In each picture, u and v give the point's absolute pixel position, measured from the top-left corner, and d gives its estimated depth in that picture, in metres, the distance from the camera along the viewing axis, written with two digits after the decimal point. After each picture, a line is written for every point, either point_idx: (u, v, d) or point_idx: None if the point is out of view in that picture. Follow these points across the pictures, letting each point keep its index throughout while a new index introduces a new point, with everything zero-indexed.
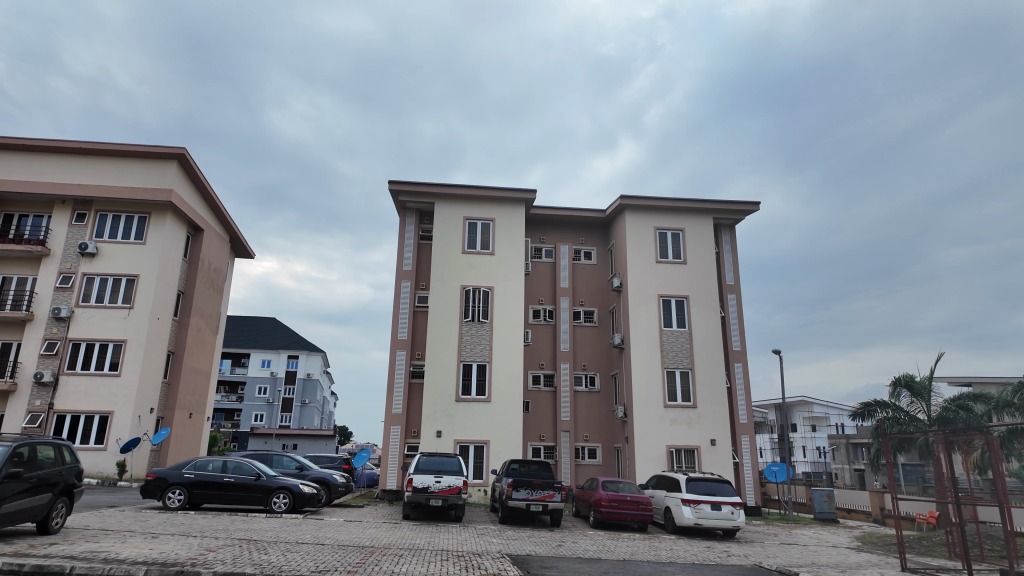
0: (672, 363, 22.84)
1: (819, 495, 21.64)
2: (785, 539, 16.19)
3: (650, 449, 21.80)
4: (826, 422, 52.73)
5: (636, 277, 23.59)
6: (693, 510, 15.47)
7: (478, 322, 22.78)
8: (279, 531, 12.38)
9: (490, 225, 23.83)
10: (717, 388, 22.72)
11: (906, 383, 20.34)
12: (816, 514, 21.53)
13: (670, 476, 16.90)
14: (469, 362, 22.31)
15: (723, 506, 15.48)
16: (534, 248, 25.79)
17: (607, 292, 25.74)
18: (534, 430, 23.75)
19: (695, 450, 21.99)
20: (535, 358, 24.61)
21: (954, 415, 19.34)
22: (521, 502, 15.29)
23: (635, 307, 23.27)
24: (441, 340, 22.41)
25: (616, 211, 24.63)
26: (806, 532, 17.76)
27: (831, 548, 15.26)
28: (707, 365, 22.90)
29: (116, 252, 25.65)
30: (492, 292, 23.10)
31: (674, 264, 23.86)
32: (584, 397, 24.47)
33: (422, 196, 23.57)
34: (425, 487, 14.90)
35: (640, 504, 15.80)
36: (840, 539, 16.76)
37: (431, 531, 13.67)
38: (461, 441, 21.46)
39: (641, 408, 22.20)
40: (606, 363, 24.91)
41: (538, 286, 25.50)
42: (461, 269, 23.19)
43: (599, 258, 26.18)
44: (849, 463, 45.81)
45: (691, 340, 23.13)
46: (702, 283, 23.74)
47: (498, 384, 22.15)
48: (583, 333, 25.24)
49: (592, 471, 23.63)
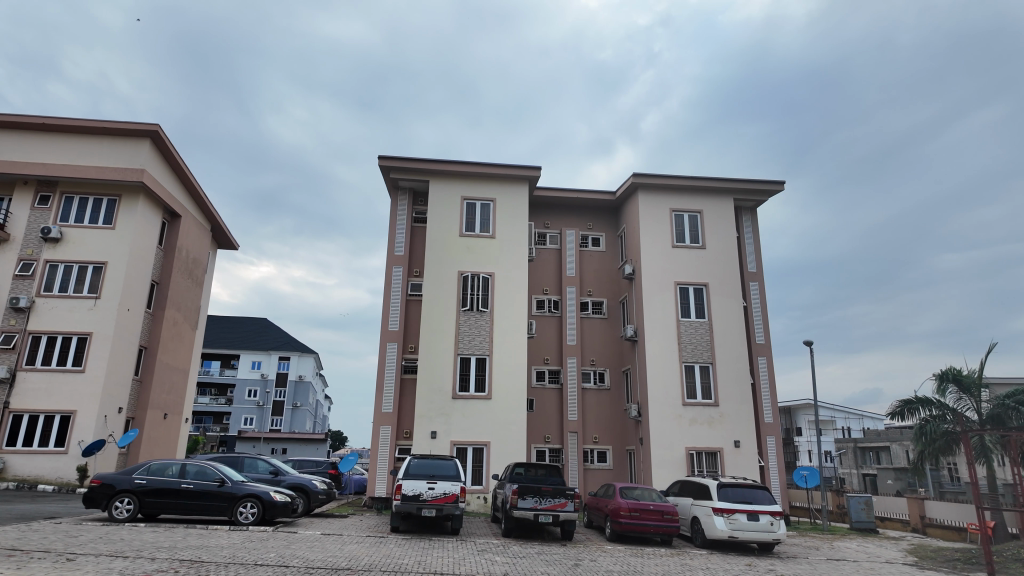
0: (691, 357, 20.77)
1: (855, 503, 19.57)
2: (831, 554, 14.11)
3: (667, 451, 19.72)
4: (832, 426, 50.21)
5: (650, 261, 21.59)
6: (726, 521, 13.38)
7: (477, 311, 20.69)
8: (237, 549, 10.20)
9: (490, 206, 21.82)
10: (740, 384, 20.65)
11: (954, 378, 18.20)
12: (852, 524, 19.48)
13: (697, 481, 14.79)
14: (467, 356, 20.23)
15: (760, 516, 13.39)
16: (538, 234, 23.79)
17: (618, 281, 23.78)
18: (539, 431, 21.70)
19: (716, 452, 19.91)
20: (539, 353, 22.56)
21: (1010, 414, 17.27)
22: (528, 513, 13.15)
23: (649, 296, 21.22)
24: (437, 331, 20.34)
25: (628, 191, 22.67)
26: (849, 545, 15.69)
27: (888, 565, 13.17)
28: (729, 360, 20.86)
29: (82, 237, 23.53)
30: (492, 278, 21.04)
31: (692, 249, 21.87)
32: (593, 395, 22.46)
33: (415, 173, 21.52)
34: (416, 495, 12.76)
35: (665, 513, 13.71)
36: (893, 554, 14.65)
37: (422, 548, 11.55)
38: (459, 442, 19.34)
39: (657, 406, 20.13)
40: (617, 358, 22.91)
41: (541, 275, 23.47)
42: (459, 253, 21.14)
43: (608, 244, 24.20)
44: (857, 467, 43.54)
45: (711, 332, 21.09)
46: (722, 269, 21.73)
47: (499, 379, 20.08)
48: (592, 326, 23.24)
49: (602, 477, 21.59)
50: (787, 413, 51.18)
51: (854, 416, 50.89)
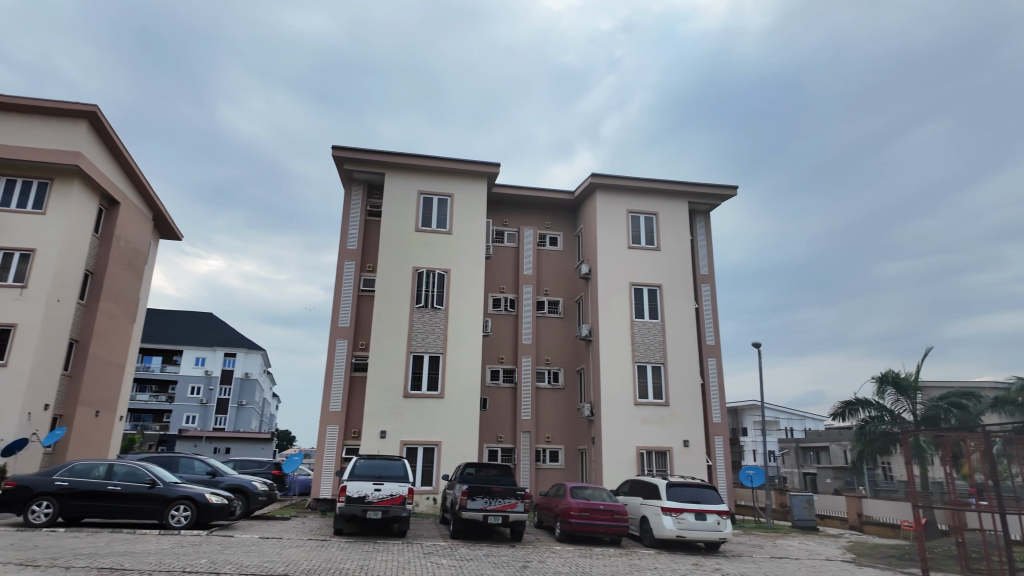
0: (644, 357, 20.92)
1: (798, 501, 20.07)
2: (774, 552, 14.37)
3: (618, 451, 19.80)
4: (776, 427, 51.77)
5: (607, 261, 21.65)
6: (674, 521, 13.45)
7: (431, 308, 20.30)
8: (166, 556, 9.60)
9: (447, 201, 21.46)
10: (691, 385, 20.92)
11: (893, 380, 18.88)
12: (795, 521, 19.97)
13: (647, 481, 14.83)
14: (420, 354, 19.83)
15: (708, 515, 13.51)
16: (495, 232, 23.56)
17: (575, 280, 23.78)
18: (491, 430, 21.48)
19: (666, 452, 20.12)
20: (494, 351, 22.35)
21: (944, 415, 18.00)
22: (477, 513, 12.90)
23: (605, 296, 21.27)
24: (389, 328, 19.86)
25: (586, 190, 22.67)
26: (791, 543, 16.04)
27: (828, 562, 13.46)
28: (681, 361, 21.10)
29: (9, 222, 22.02)
30: (448, 275, 20.69)
31: (647, 250, 22.04)
32: (547, 394, 22.38)
33: (370, 165, 20.96)
34: (361, 496, 12.34)
35: (615, 513, 13.69)
36: (832, 551, 15.05)
37: (366, 551, 11.15)
38: (409, 442, 18.93)
39: (609, 405, 20.19)
40: (572, 358, 22.89)
41: (498, 272, 23.25)
42: (414, 249, 20.70)
43: (566, 244, 24.17)
44: (799, 467, 45.01)
45: (664, 333, 21.29)
46: (676, 271, 21.98)
47: (453, 378, 19.75)
48: (548, 325, 23.16)
49: (553, 476, 21.54)
50: (734, 414, 52.45)
51: (797, 417, 52.62)
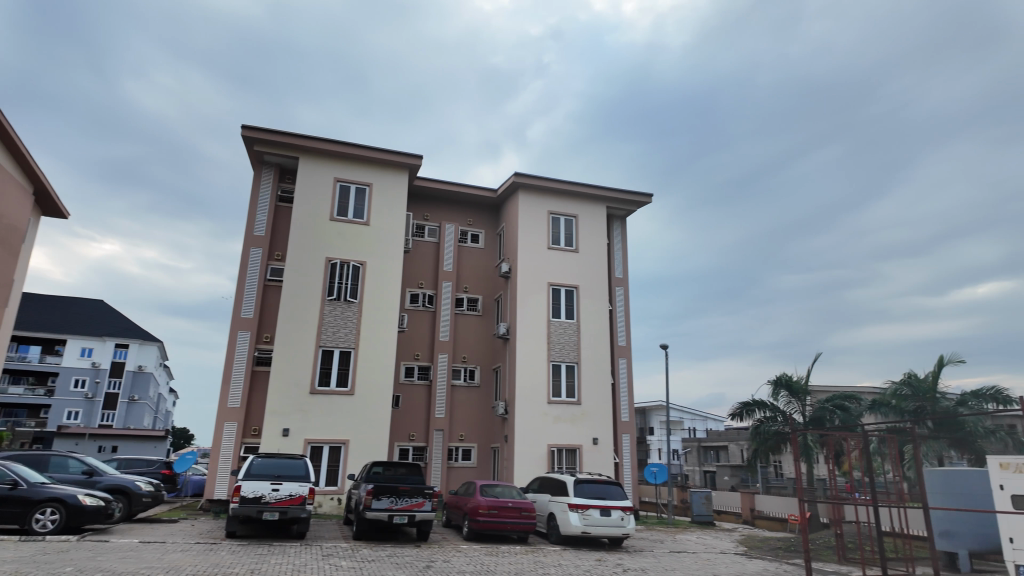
0: (559, 356, 21.17)
1: (697, 497, 20.97)
2: (674, 547, 14.89)
3: (529, 449, 19.91)
4: (681, 427, 54.18)
5: (526, 260, 21.74)
6: (580, 517, 13.64)
7: (344, 301, 19.58)
8: (25, 564, 8.60)
9: (366, 191, 20.81)
10: (602, 384, 21.39)
11: (786, 383, 20.14)
12: (694, 517, 20.86)
13: (555, 478, 14.97)
14: (330, 348, 19.07)
15: (612, 511, 13.81)
16: (415, 226, 23.10)
17: (494, 278, 23.73)
18: (403, 429, 21.01)
19: (576, 450, 20.45)
20: (409, 348, 21.88)
21: (829, 415, 19.35)
22: (382, 513, 12.51)
23: (523, 295, 21.36)
24: (297, 320, 18.97)
25: (508, 189, 22.69)
26: (690, 537, 16.71)
27: (722, 555, 14.10)
28: (594, 360, 21.53)
29: None
30: (363, 267, 20.04)
31: (566, 251, 22.34)
32: (462, 392, 22.17)
33: (284, 149, 19.95)
34: (257, 497, 11.64)
35: (523, 511, 13.70)
36: (727, 545, 15.81)
37: (259, 554, 10.52)
38: (314, 441, 18.17)
39: (522, 404, 20.26)
40: (488, 356, 22.81)
41: (416, 267, 22.80)
42: (328, 239, 19.90)
43: (487, 241, 24.08)
44: (700, 465, 47.33)
45: (579, 333, 21.63)
46: (592, 273, 22.40)
47: (364, 374, 19.14)
48: (465, 322, 22.95)
49: (465, 475, 21.36)
50: (643, 414, 54.34)
51: (700, 418, 55.33)
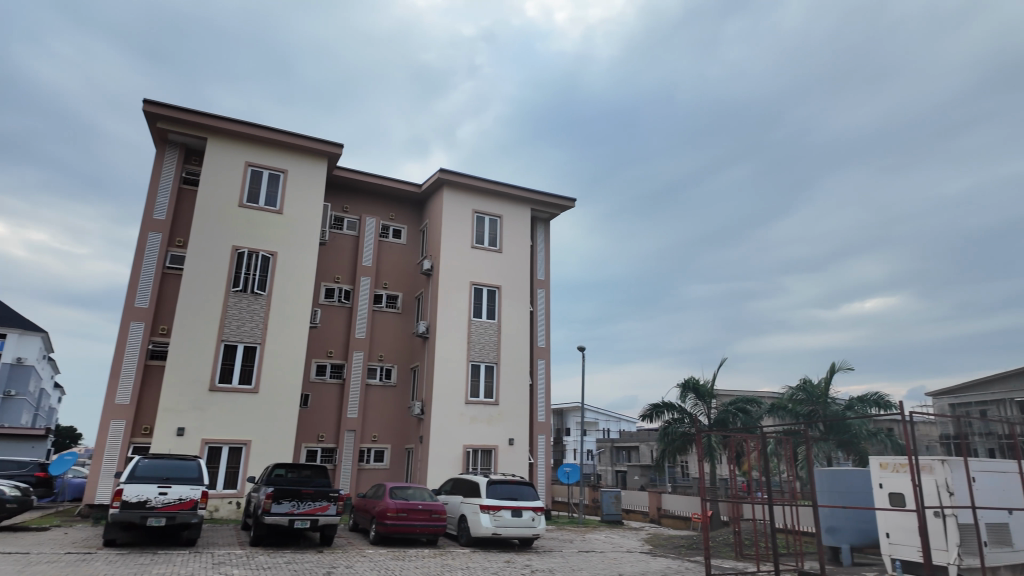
0: (478, 356, 20.99)
1: (608, 497, 21.41)
2: (582, 546, 15.06)
3: (444, 450, 19.62)
4: (595, 427, 55.47)
5: (448, 258, 21.42)
6: (492, 518, 13.50)
7: (252, 293, 18.53)
8: None
9: (280, 179, 19.82)
10: (520, 385, 21.41)
11: (693, 387, 20.92)
12: (604, 516, 21.28)
13: (468, 480, 14.75)
14: (234, 343, 17.97)
15: (524, 512, 13.78)
16: (334, 218, 22.25)
17: (414, 275, 23.23)
18: (312, 429, 20.13)
19: (491, 451, 20.35)
20: (322, 345, 21.02)
21: (732, 418, 20.25)
22: (282, 518, 11.85)
23: (444, 293, 21.03)
24: (198, 312, 17.74)
25: (433, 185, 22.30)
26: (598, 537, 16.98)
27: (628, 554, 14.41)
28: (513, 361, 21.51)
29: None
30: (274, 258, 19.05)
31: (489, 251, 22.22)
32: (376, 391, 21.52)
33: (190, 127, 18.66)
34: (142, 502, 10.69)
35: (433, 513, 13.41)
36: (633, 543, 16.19)
37: (141, 564, 9.66)
38: (213, 441, 17.05)
39: (439, 404, 19.93)
40: (406, 355, 22.29)
41: (333, 261, 21.95)
42: (236, 227, 18.76)
43: (409, 238, 23.56)
44: (612, 465, 48.68)
45: (499, 334, 21.55)
46: (514, 274, 22.42)
47: (270, 371, 18.18)
48: (383, 320, 22.32)
49: (376, 476, 20.75)
50: (560, 415, 55.16)
51: (614, 419, 56.88)
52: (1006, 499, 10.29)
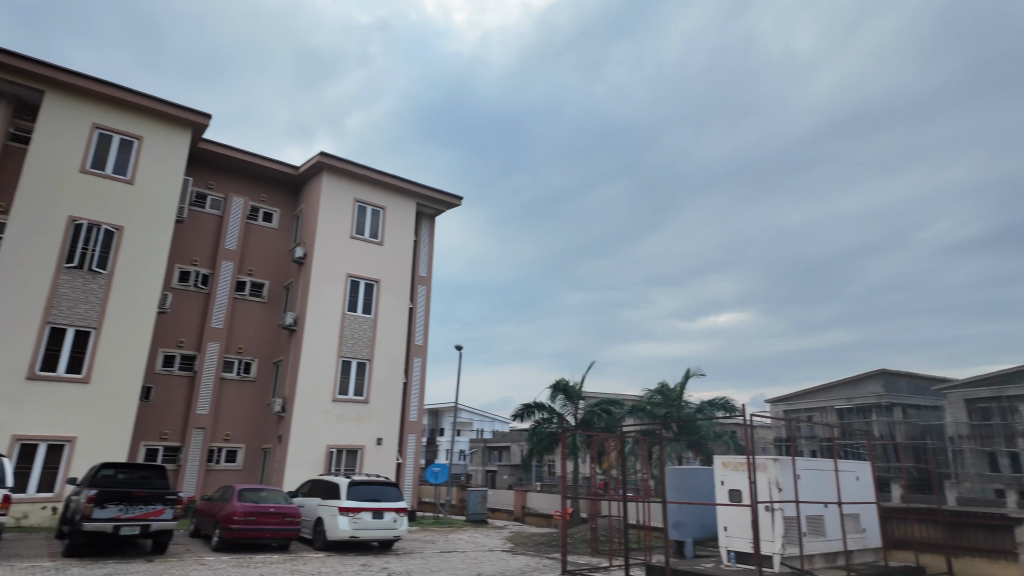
0: (350, 352, 20.12)
1: (474, 496, 21.42)
2: (444, 547, 14.87)
3: (306, 450, 18.58)
4: (469, 427, 55.51)
5: (324, 247, 20.33)
6: (350, 521, 12.92)
7: (89, 271, 16.38)
8: None
9: (133, 145, 17.74)
10: (393, 383, 20.81)
11: (563, 388, 21.56)
12: (469, 515, 21.26)
13: (328, 480, 14.00)
14: (62, 327, 15.78)
15: (385, 514, 13.33)
16: (196, 194, 20.34)
17: (285, 263, 21.84)
18: (153, 426, 18.19)
19: (357, 451, 19.57)
20: (173, 333, 19.10)
21: (596, 419, 21.04)
22: (106, 525, 10.49)
23: (317, 284, 19.93)
24: (18, 289, 15.36)
25: (312, 168, 21.10)
26: (461, 537, 16.88)
27: (489, 553, 14.43)
28: (386, 358, 20.86)
29: None
30: (120, 234, 16.99)
31: (369, 242, 21.40)
32: (233, 386, 19.92)
33: (20, 75, 16.13)
34: None
35: (286, 516, 12.57)
36: (495, 542, 16.29)
37: None
38: (26, 438, 14.81)
39: (303, 401, 18.83)
40: (270, 348, 20.85)
41: (192, 242, 20.04)
42: (74, 194, 16.50)
43: (282, 223, 22.12)
44: (483, 464, 49.14)
45: (373, 330, 20.81)
46: (394, 268, 21.78)
47: (106, 360, 16.16)
48: (247, 309, 20.74)
49: (227, 478, 19.19)
50: (434, 415, 54.59)
51: (488, 419, 57.25)
52: (823, 493, 11.55)
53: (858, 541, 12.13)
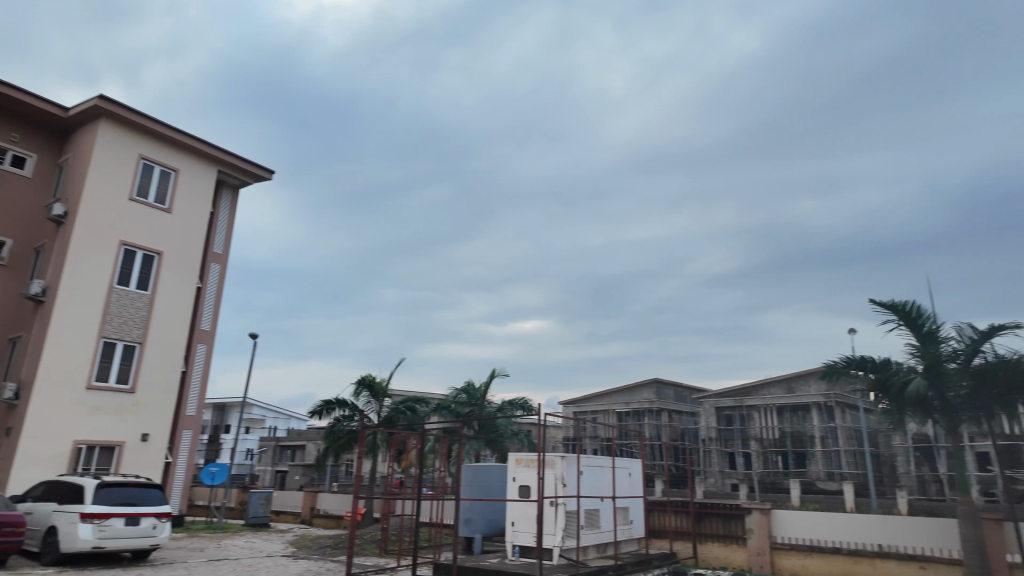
0: (115, 332, 17.25)
1: (256, 498, 19.70)
2: (214, 555, 13.36)
3: (44, 447, 15.52)
4: (261, 424, 50.75)
5: (93, 207, 17.19)
6: (96, 529, 10.96)
7: None
8: None
9: None
10: (168, 372, 18.31)
11: (368, 384, 20.50)
12: (248, 519, 19.50)
13: (69, 482, 11.73)
14: None
15: (142, 520, 11.55)
16: None
17: (37, 221, 18.07)
18: None
19: (114, 448, 16.84)
20: None
21: (399, 417, 20.57)
22: None
23: (78, 249, 16.77)
24: None
25: (86, 112, 17.78)
26: (236, 543, 15.36)
27: (267, 559, 13.28)
28: (163, 343, 18.32)
29: None
30: None
31: (154, 208, 18.61)
32: None
33: None
34: None
35: (5, 526, 10.26)
36: (274, 547, 15.08)
37: None
38: None
39: (45, 388, 15.70)
40: (5, 322, 17.08)
41: None
42: None
43: (37, 172, 18.29)
44: (272, 464, 45.98)
45: (150, 309, 18.13)
46: (184, 241, 19.23)
47: None
48: None
49: None
50: (220, 410, 49.29)
51: (283, 417, 52.86)
52: (600, 489, 12.54)
53: (625, 531, 13.43)
